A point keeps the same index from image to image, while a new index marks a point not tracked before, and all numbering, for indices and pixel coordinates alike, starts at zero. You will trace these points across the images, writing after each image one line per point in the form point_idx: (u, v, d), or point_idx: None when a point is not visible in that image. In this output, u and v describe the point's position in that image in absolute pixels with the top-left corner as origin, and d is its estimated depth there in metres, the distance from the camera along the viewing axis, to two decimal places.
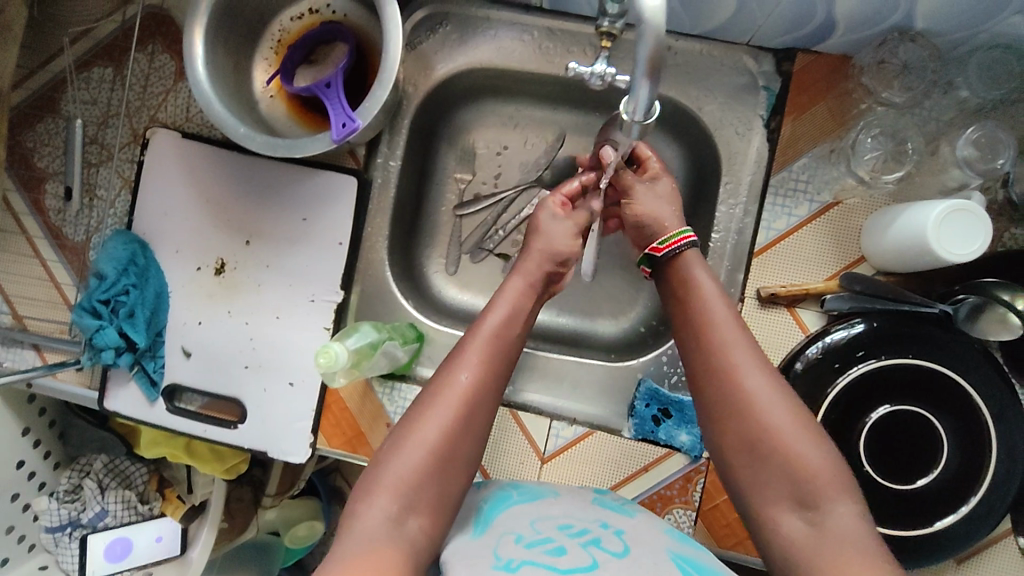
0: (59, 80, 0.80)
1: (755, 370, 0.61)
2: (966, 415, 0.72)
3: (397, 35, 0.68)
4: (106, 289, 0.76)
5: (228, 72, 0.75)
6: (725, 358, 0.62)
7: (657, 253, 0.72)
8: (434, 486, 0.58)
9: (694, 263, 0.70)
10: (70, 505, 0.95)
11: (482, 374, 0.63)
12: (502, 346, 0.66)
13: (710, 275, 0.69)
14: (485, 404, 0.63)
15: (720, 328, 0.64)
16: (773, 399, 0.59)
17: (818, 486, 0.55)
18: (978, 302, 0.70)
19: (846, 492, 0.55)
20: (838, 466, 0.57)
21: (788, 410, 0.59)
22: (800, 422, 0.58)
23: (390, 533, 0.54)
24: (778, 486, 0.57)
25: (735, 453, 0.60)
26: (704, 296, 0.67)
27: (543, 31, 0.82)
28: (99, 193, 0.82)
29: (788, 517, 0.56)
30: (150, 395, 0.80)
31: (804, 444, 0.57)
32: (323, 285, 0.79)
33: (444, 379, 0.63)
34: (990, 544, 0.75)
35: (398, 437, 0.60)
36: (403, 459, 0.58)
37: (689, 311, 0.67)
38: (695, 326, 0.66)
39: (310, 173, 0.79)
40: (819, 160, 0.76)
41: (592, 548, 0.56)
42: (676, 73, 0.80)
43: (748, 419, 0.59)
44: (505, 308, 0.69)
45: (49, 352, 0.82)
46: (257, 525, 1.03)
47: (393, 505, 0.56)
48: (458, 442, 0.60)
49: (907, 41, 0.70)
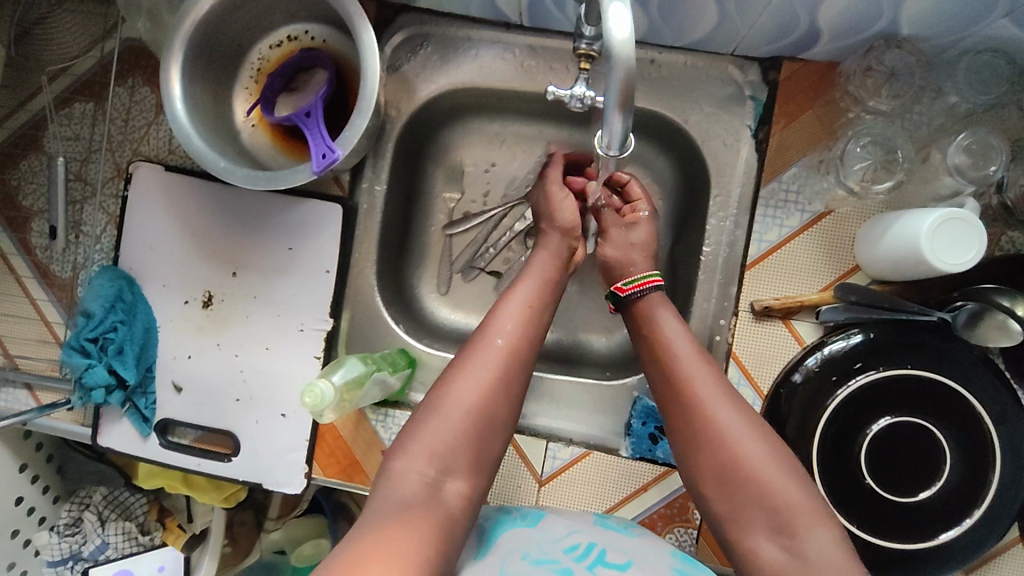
0: (40, 117, 0.80)
1: (723, 404, 0.61)
2: (968, 425, 0.70)
3: (373, 62, 0.67)
4: (94, 327, 0.75)
5: (207, 105, 0.74)
6: (691, 392, 0.62)
7: (622, 294, 0.72)
8: (472, 448, 0.59)
9: (658, 304, 0.71)
10: (71, 539, 0.93)
11: (518, 340, 0.65)
12: (534, 316, 0.67)
13: (674, 317, 0.69)
14: (522, 369, 0.64)
15: (683, 366, 0.64)
16: (743, 428, 0.59)
17: (795, 514, 0.55)
18: (977, 309, 0.69)
19: (823, 520, 0.55)
20: (813, 495, 0.56)
21: (759, 439, 0.59)
22: (772, 451, 0.58)
23: (426, 497, 0.55)
24: (756, 517, 0.56)
25: (711, 484, 0.59)
26: (669, 336, 0.67)
27: (524, 49, 0.81)
28: (85, 229, 0.81)
29: (766, 543, 0.55)
30: (143, 430, 0.80)
31: (778, 471, 0.57)
32: (312, 314, 0.79)
33: (480, 343, 0.64)
34: (998, 553, 0.74)
35: (436, 399, 0.60)
36: (442, 420, 0.59)
37: (655, 351, 0.67)
38: (664, 362, 0.66)
39: (294, 202, 0.79)
40: (809, 170, 0.75)
41: (599, 569, 0.55)
42: (661, 86, 0.79)
43: (719, 451, 0.59)
44: (535, 280, 0.71)
45: (42, 391, 0.81)
46: (261, 546, 1.01)
47: (431, 468, 0.57)
48: (497, 405, 0.61)
49: (894, 48, 0.69)
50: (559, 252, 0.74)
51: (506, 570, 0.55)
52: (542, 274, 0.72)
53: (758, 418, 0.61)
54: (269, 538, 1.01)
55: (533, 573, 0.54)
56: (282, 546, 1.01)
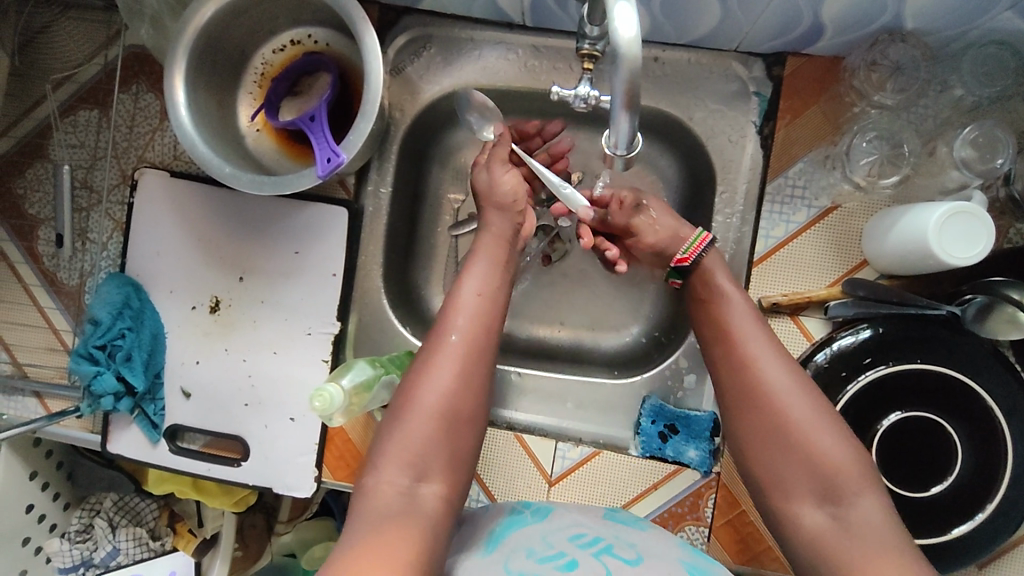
0: (45, 125, 0.80)
1: (777, 365, 0.61)
2: (979, 419, 0.70)
3: (377, 65, 0.67)
4: (103, 333, 0.75)
5: (211, 111, 0.74)
6: (744, 352, 0.62)
7: (683, 262, 0.70)
8: (443, 451, 0.60)
9: (718, 265, 0.70)
10: (83, 544, 0.93)
11: (472, 333, 0.64)
12: (489, 303, 0.67)
13: (731, 278, 0.68)
14: (481, 362, 0.64)
15: (738, 327, 0.64)
16: (794, 392, 0.59)
17: (842, 478, 0.55)
18: (986, 302, 0.68)
19: (869, 485, 0.55)
20: (862, 457, 0.57)
21: (812, 401, 0.59)
22: (823, 414, 0.59)
23: (406, 504, 0.56)
24: (801, 479, 0.57)
25: (757, 443, 0.60)
26: (726, 295, 0.66)
27: (527, 48, 0.81)
28: (90, 236, 0.82)
29: (811, 511, 0.56)
30: (152, 436, 0.80)
31: (827, 436, 0.57)
32: (319, 318, 0.79)
33: (437, 344, 0.64)
34: (1011, 547, 0.73)
35: (400, 407, 0.61)
36: (408, 427, 0.59)
37: (709, 312, 0.67)
38: (717, 323, 0.66)
39: (300, 206, 0.79)
40: (815, 165, 0.75)
41: (604, 557, 0.55)
42: (664, 84, 0.79)
43: (767, 412, 0.59)
44: (487, 263, 0.69)
45: (51, 400, 0.82)
46: (272, 550, 1.01)
47: (404, 476, 0.57)
48: (461, 404, 0.61)
49: (898, 41, 0.69)
50: (509, 232, 0.72)
51: (511, 565, 0.55)
52: (492, 258, 0.70)
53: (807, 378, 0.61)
54: (280, 540, 1.01)
55: (538, 569, 0.53)
56: (293, 549, 1.02)
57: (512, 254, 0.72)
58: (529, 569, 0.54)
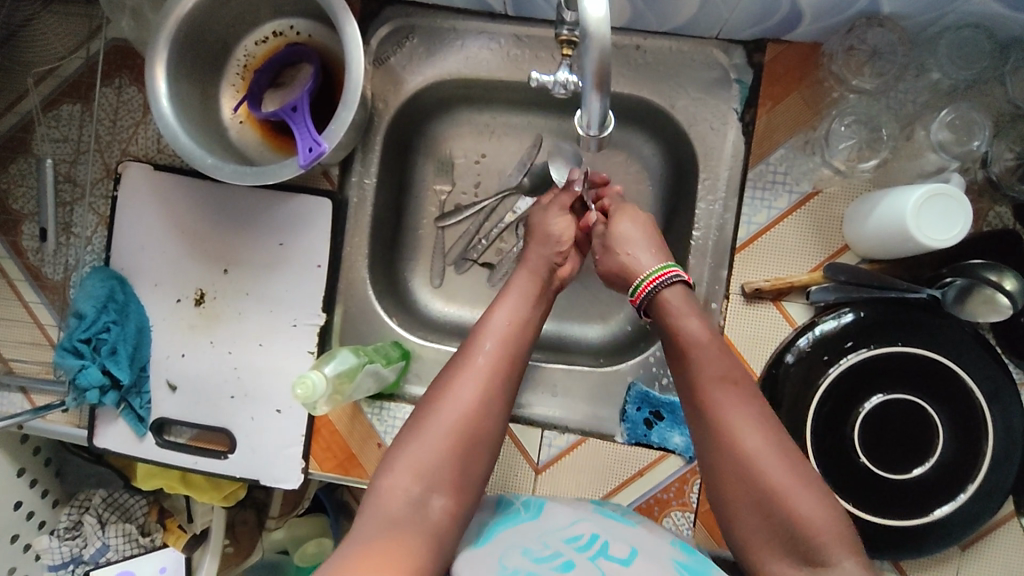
0: (28, 120, 0.80)
1: (751, 431, 0.59)
2: (960, 402, 0.71)
3: (358, 55, 0.67)
4: (87, 327, 0.75)
5: (194, 103, 0.74)
6: (716, 416, 0.60)
7: (635, 303, 0.71)
8: (456, 466, 0.59)
9: (681, 302, 0.68)
10: (72, 542, 0.93)
11: (501, 357, 0.65)
12: (519, 332, 0.67)
13: (699, 321, 0.66)
14: (504, 386, 0.64)
15: (707, 389, 0.62)
16: (770, 458, 0.57)
17: (822, 543, 0.54)
18: (965, 284, 0.68)
19: (850, 549, 0.54)
20: (841, 521, 0.55)
21: (787, 464, 0.57)
22: (800, 479, 0.57)
23: (413, 514, 0.55)
24: (782, 544, 0.55)
25: (737, 509, 0.58)
26: (691, 351, 0.64)
27: (510, 38, 0.81)
28: (75, 230, 0.81)
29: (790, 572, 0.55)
30: (138, 430, 0.80)
31: (806, 501, 0.56)
32: (304, 309, 0.79)
33: (464, 362, 0.64)
34: (994, 528, 0.74)
35: (420, 417, 0.61)
36: (427, 438, 0.59)
37: (679, 370, 0.65)
38: (688, 382, 0.64)
39: (284, 197, 0.79)
40: (796, 151, 0.75)
41: (601, 560, 0.55)
42: (645, 71, 0.79)
43: (745, 480, 0.57)
44: (519, 293, 0.71)
45: (36, 394, 0.81)
46: (262, 546, 1.00)
47: (416, 486, 0.57)
48: (483, 423, 0.61)
49: (875, 26, 0.70)
50: (546, 265, 0.75)
51: (506, 564, 0.54)
52: (523, 289, 0.71)
53: (781, 437, 0.59)
54: (272, 537, 1.00)
55: (533, 570, 0.53)
56: (286, 546, 1.01)
57: (542, 291, 0.73)
58: (524, 569, 0.53)
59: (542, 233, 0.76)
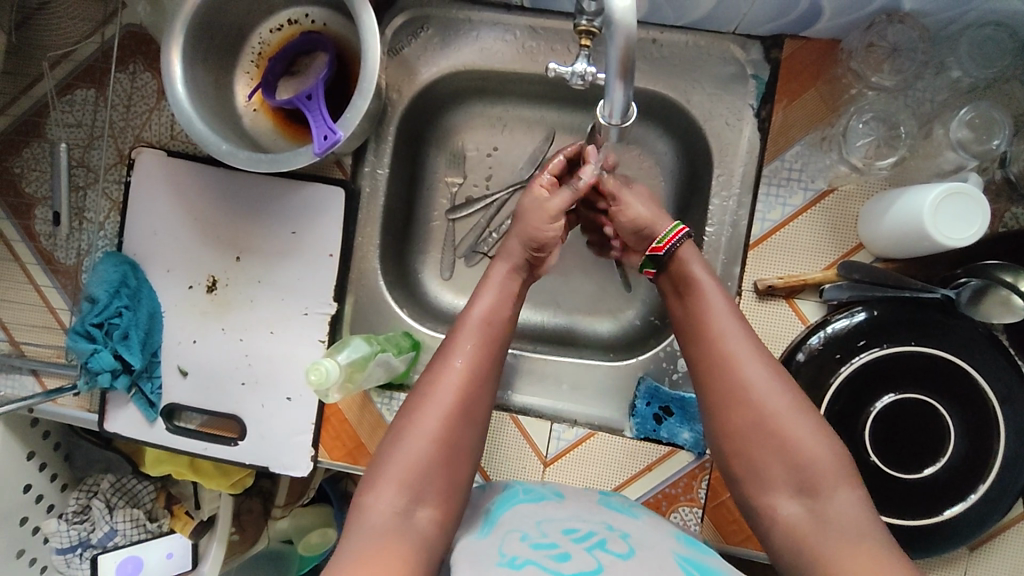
0: (42, 104, 0.80)
1: (754, 360, 0.59)
2: (973, 402, 0.71)
3: (374, 43, 0.66)
4: (100, 312, 0.75)
5: (208, 88, 0.74)
6: (720, 349, 0.61)
7: (658, 252, 0.69)
8: (441, 475, 0.56)
9: (692, 257, 0.68)
10: (80, 526, 0.93)
11: (477, 358, 0.62)
12: (495, 331, 0.65)
13: (706, 269, 0.66)
14: (483, 390, 0.61)
15: (713, 322, 0.62)
16: (772, 386, 0.58)
17: (818, 473, 0.55)
18: (980, 285, 0.68)
19: (846, 478, 0.55)
20: (839, 452, 0.56)
21: (783, 391, 0.58)
22: (799, 409, 0.58)
23: (399, 526, 0.53)
24: (779, 473, 0.56)
25: (739, 439, 0.58)
26: (702, 291, 0.64)
27: (525, 30, 0.81)
28: (88, 215, 0.81)
29: (787, 502, 0.55)
30: (149, 415, 0.81)
31: (803, 432, 0.56)
32: (316, 297, 0.79)
33: (440, 367, 0.61)
34: (1002, 530, 0.74)
35: (398, 430, 0.58)
36: (407, 450, 0.56)
37: (687, 309, 0.65)
38: (695, 323, 0.64)
39: (297, 185, 0.79)
40: (812, 148, 0.75)
41: (598, 551, 0.53)
42: (661, 65, 0.79)
43: (746, 408, 0.58)
44: (498, 287, 0.68)
45: (47, 377, 0.82)
46: (267, 535, 1.01)
47: (400, 498, 0.55)
48: (463, 429, 0.59)
49: (897, 23, 0.69)
50: (521, 259, 0.71)
51: (504, 552, 0.53)
52: (502, 284, 0.68)
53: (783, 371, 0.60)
54: (277, 526, 1.01)
55: (531, 555, 0.51)
56: (290, 535, 1.03)
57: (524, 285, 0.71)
58: (522, 556, 0.51)
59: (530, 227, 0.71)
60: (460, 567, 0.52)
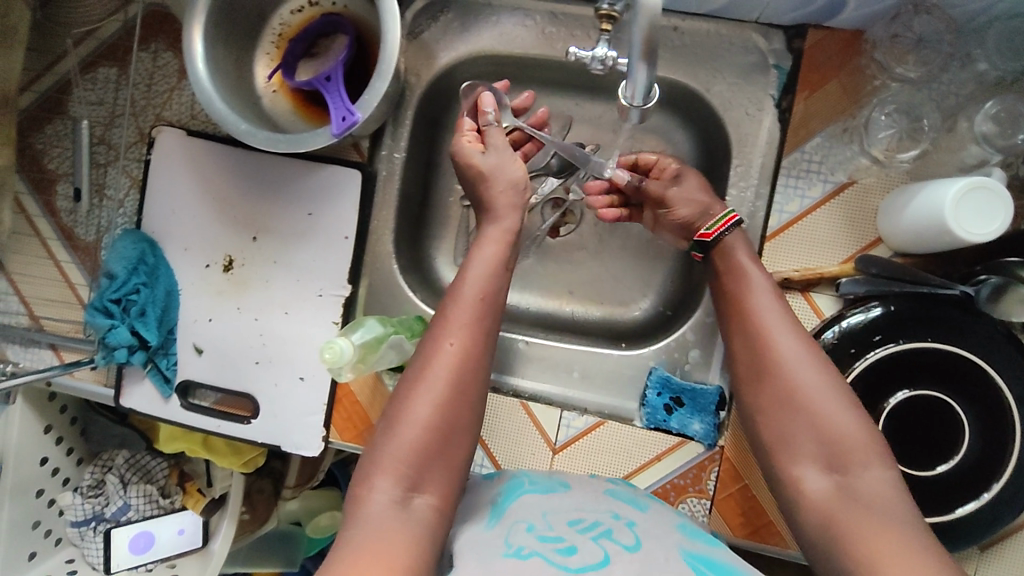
0: (66, 81, 0.81)
1: (788, 334, 0.60)
2: (987, 400, 0.70)
3: (396, 26, 0.67)
4: (118, 288, 0.77)
5: (229, 68, 0.75)
6: (755, 324, 0.62)
7: (707, 237, 0.70)
8: (434, 463, 0.56)
9: (738, 241, 0.69)
10: (94, 500, 0.95)
11: (468, 339, 0.61)
12: (486, 307, 0.63)
13: (750, 251, 0.68)
14: (477, 373, 0.60)
15: (751, 298, 0.64)
16: (804, 363, 0.58)
17: (847, 448, 0.54)
18: (1000, 283, 0.68)
19: (877, 454, 0.54)
20: (873, 430, 0.56)
21: (814, 371, 0.58)
22: (832, 388, 0.57)
23: (398, 514, 0.53)
24: (808, 448, 0.56)
25: (771, 415, 0.59)
26: (745, 268, 0.66)
27: (545, 15, 0.80)
28: (108, 192, 0.82)
29: (813, 479, 0.55)
30: (164, 391, 0.82)
31: (834, 404, 0.56)
32: (330, 280, 0.80)
33: (431, 351, 0.60)
34: (1014, 531, 0.73)
35: (391, 420, 0.58)
36: (400, 439, 0.56)
37: (728, 283, 0.67)
38: (734, 295, 0.65)
39: (314, 168, 0.79)
40: (832, 140, 0.74)
41: (604, 542, 0.53)
42: (681, 53, 0.79)
43: (777, 383, 0.59)
44: (491, 254, 0.66)
45: (65, 351, 0.83)
46: (277, 516, 1.02)
47: (397, 486, 0.54)
48: (453, 414, 0.58)
49: (922, 14, 0.69)
50: (513, 225, 0.69)
51: (510, 543, 0.52)
52: (498, 256, 0.66)
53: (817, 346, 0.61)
54: (287, 507, 1.02)
55: (538, 546, 0.51)
56: (299, 518, 1.04)
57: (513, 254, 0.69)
58: (529, 546, 0.51)
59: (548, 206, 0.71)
60: (466, 558, 0.52)
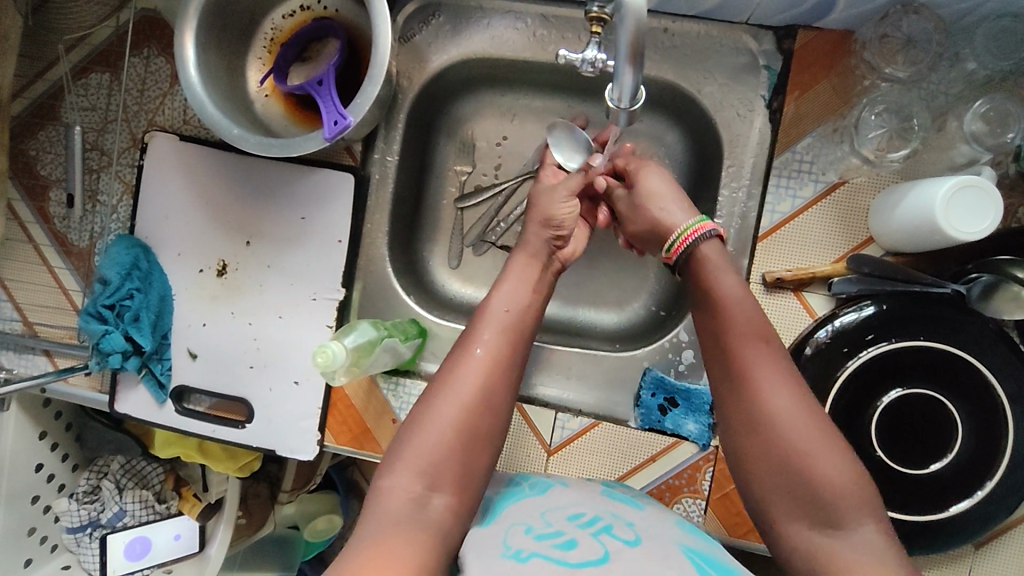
0: (58, 87, 0.81)
1: (778, 386, 0.55)
2: (980, 397, 0.70)
3: (385, 29, 0.67)
4: (111, 294, 0.76)
5: (221, 73, 0.75)
6: (744, 371, 0.57)
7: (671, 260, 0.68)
8: (459, 463, 0.55)
9: (716, 258, 0.65)
10: (90, 505, 0.93)
11: (500, 346, 0.61)
12: (517, 321, 0.64)
13: (737, 281, 0.62)
14: (508, 377, 0.60)
15: (738, 341, 0.59)
16: (798, 416, 0.54)
17: (843, 511, 0.51)
18: (991, 281, 0.68)
19: (873, 519, 0.51)
20: (869, 490, 0.52)
21: (810, 426, 0.54)
22: (826, 440, 0.53)
23: (414, 513, 0.52)
24: (795, 503, 0.53)
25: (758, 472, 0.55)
26: (729, 306, 0.61)
27: (536, 17, 0.80)
28: (101, 198, 0.82)
29: (806, 535, 0.52)
30: (159, 396, 0.82)
31: (830, 462, 0.52)
32: (324, 283, 0.80)
33: (461, 354, 0.60)
34: (1007, 530, 0.73)
35: (416, 418, 0.57)
36: (427, 436, 0.56)
37: (711, 320, 0.62)
38: (718, 334, 0.60)
39: (307, 172, 0.79)
40: (823, 140, 0.74)
41: (605, 539, 0.53)
42: (672, 54, 0.79)
43: (769, 438, 0.54)
44: (517, 276, 0.67)
45: (60, 357, 0.83)
46: (274, 520, 1.01)
47: (418, 483, 0.54)
48: (482, 421, 0.57)
49: (911, 14, 0.69)
50: (544, 249, 0.71)
51: (510, 544, 0.52)
52: (523, 272, 0.68)
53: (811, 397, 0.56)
54: (283, 512, 1.02)
55: (539, 547, 0.51)
56: (295, 521, 1.05)
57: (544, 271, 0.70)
58: (529, 547, 0.51)
59: (545, 215, 0.72)
60: (468, 558, 0.52)
